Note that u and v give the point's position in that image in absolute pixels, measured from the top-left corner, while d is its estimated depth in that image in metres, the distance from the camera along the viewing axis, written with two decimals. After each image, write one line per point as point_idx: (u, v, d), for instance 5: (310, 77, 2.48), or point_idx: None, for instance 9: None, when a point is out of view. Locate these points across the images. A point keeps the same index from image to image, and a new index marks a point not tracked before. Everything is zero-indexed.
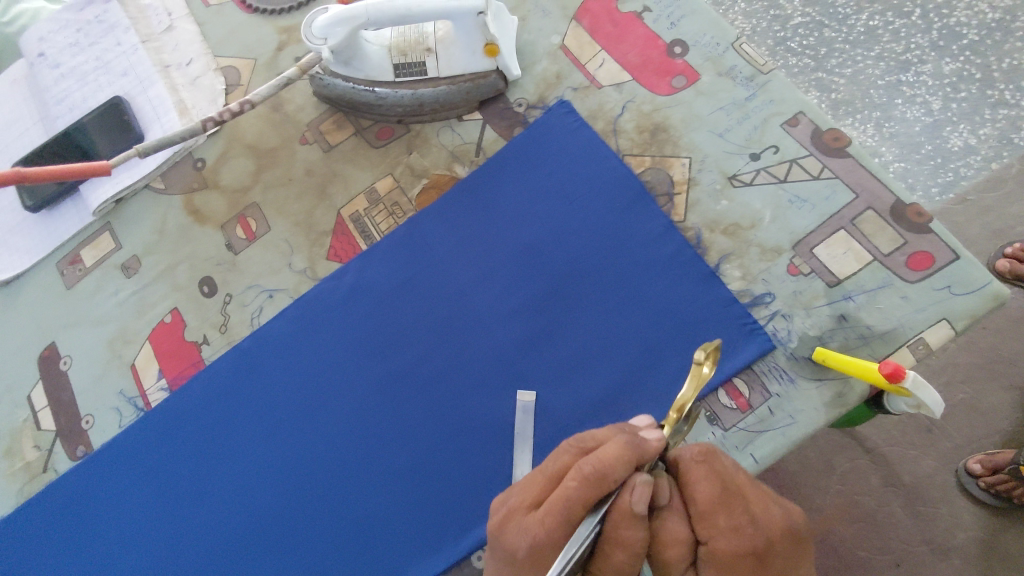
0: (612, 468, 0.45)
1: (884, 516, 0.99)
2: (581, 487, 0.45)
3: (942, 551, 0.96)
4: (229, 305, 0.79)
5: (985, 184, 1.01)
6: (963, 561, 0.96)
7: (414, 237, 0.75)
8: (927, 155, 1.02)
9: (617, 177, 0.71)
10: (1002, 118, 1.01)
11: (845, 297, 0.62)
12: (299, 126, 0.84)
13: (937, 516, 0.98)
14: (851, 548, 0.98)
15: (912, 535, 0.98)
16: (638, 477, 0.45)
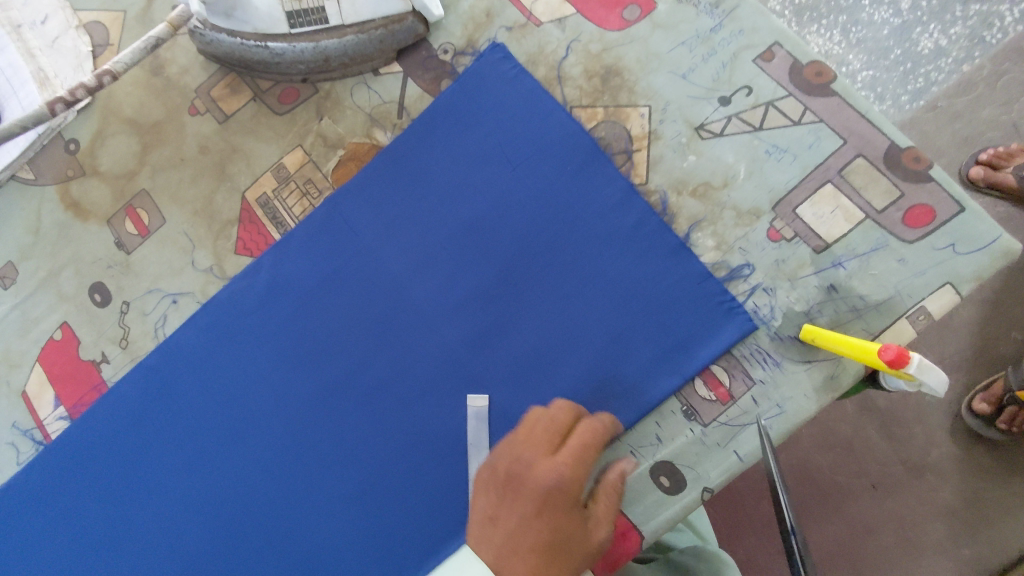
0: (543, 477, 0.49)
1: (859, 441, 0.94)
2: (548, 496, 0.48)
3: (919, 470, 0.92)
4: (127, 315, 0.67)
5: (955, 89, 0.90)
6: (940, 478, 0.91)
7: (333, 221, 0.63)
8: (897, 62, 0.91)
9: (567, 135, 0.60)
10: (973, 14, 0.90)
11: (834, 264, 0.54)
12: (186, 92, 0.70)
13: (913, 437, 0.93)
14: (831, 476, 0.94)
15: (889, 458, 0.93)
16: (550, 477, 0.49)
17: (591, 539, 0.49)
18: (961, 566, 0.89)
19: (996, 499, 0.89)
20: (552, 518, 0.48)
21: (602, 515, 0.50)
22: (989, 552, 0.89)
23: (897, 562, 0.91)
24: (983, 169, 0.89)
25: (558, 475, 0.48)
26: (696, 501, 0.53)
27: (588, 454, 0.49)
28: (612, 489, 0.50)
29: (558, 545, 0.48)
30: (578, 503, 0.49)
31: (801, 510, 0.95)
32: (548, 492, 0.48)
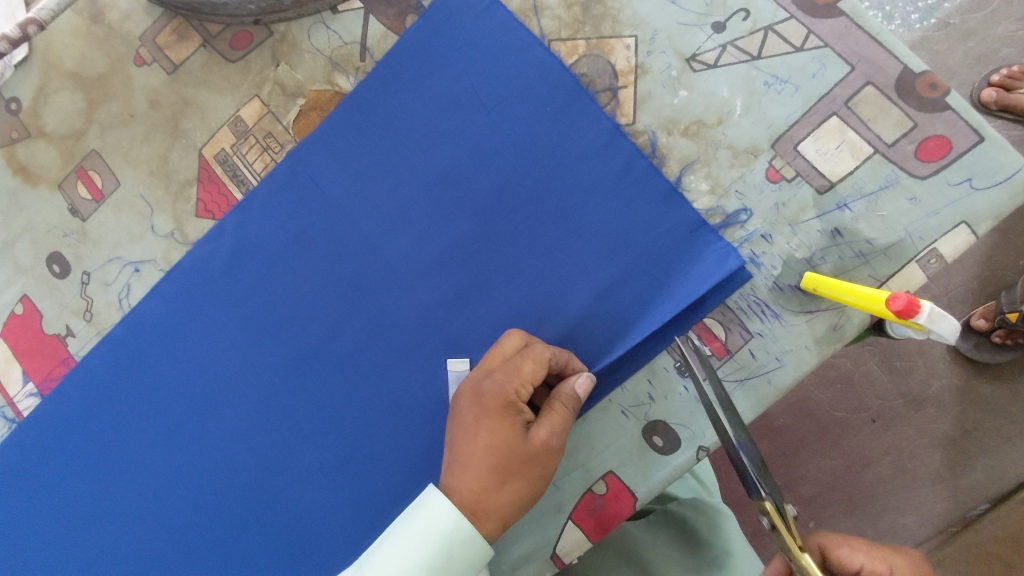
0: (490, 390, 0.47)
1: (860, 375, 0.88)
2: (489, 407, 0.47)
3: (919, 402, 0.86)
4: (89, 286, 0.64)
5: (969, 3, 0.83)
6: (940, 410, 0.86)
7: (298, 176, 0.59)
8: None
9: (546, 72, 0.54)
10: None
11: (839, 205, 0.50)
12: (129, 40, 0.64)
13: (914, 369, 0.87)
14: (829, 411, 0.88)
15: (889, 390, 0.87)
16: (489, 389, 0.47)
17: (533, 444, 0.46)
18: (961, 497, 0.85)
19: (997, 427, 0.84)
20: (490, 425, 0.47)
21: (547, 424, 0.46)
22: (989, 481, 0.84)
23: (897, 495, 0.86)
24: (995, 90, 0.81)
25: (491, 381, 0.47)
26: (691, 460, 0.51)
27: (523, 359, 0.47)
28: (562, 402, 0.47)
29: (496, 450, 0.46)
30: (514, 407, 0.47)
31: (800, 447, 0.89)
32: (481, 397, 0.47)
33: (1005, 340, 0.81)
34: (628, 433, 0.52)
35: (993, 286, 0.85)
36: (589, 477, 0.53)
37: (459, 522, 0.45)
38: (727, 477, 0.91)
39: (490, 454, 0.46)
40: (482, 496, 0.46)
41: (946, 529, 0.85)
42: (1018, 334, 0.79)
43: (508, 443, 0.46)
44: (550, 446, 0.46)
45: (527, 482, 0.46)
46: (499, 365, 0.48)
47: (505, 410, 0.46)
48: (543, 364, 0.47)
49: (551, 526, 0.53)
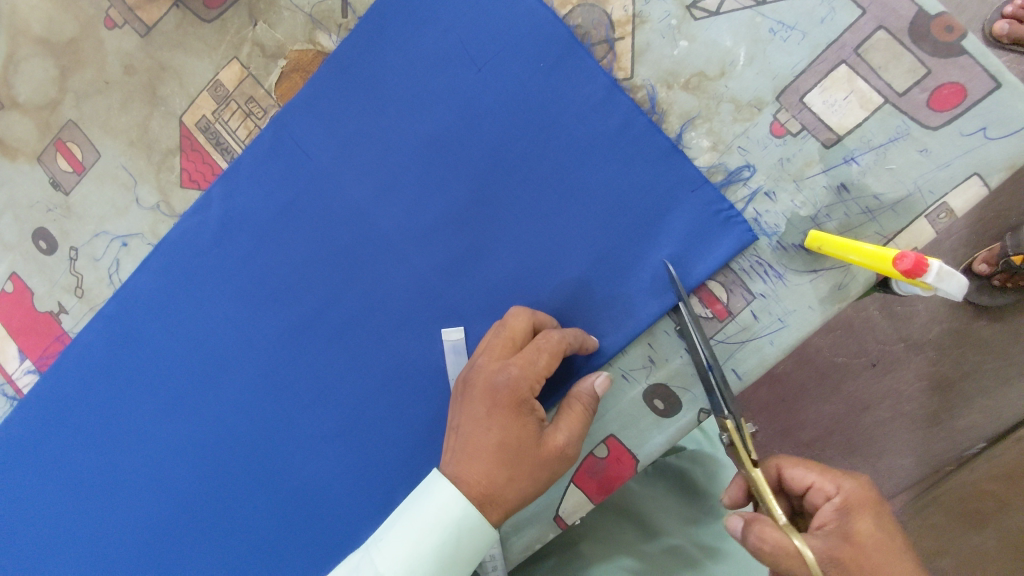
0: (505, 383, 0.46)
1: (860, 321, 0.87)
2: (504, 401, 0.45)
3: (920, 346, 0.86)
4: (77, 262, 0.62)
5: None
6: (941, 353, 0.85)
7: (283, 142, 0.57)
8: None
9: (538, 23, 0.51)
10: None
11: (846, 159, 0.48)
12: (98, 1, 0.60)
13: (915, 315, 0.86)
14: (828, 356, 0.88)
15: (889, 334, 0.86)
16: (503, 382, 0.46)
17: (548, 446, 0.46)
18: (956, 438, 0.85)
19: (995, 367, 0.84)
20: (504, 420, 0.45)
21: (564, 424, 0.46)
22: (984, 420, 0.84)
23: (893, 437, 0.87)
24: (1008, 22, 0.75)
25: (508, 376, 0.46)
26: (692, 423, 0.50)
27: (541, 354, 0.46)
28: (581, 403, 0.47)
29: (508, 447, 0.45)
30: (529, 406, 0.46)
31: (801, 392, 0.90)
32: (496, 392, 0.46)
33: (1006, 284, 0.79)
34: (628, 397, 0.52)
35: (999, 228, 0.82)
36: (590, 441, 0.53)
37: (468, 510, 0.45)
38: None
39: (502, 450, 0.45)
40: (492, 490, 0.45)
41: (941, 468, 0.86)
42: (1019, 279, 0.78)
43: (521, 442, 0.45)
44: (565, 449, 0.46)
45: (537, 482, 0.46)
46: (512, 356, 0.47)
47: (521, 409, 0.46)
48: (559, 357, 0.46)
49: (553, 488, 0.53)
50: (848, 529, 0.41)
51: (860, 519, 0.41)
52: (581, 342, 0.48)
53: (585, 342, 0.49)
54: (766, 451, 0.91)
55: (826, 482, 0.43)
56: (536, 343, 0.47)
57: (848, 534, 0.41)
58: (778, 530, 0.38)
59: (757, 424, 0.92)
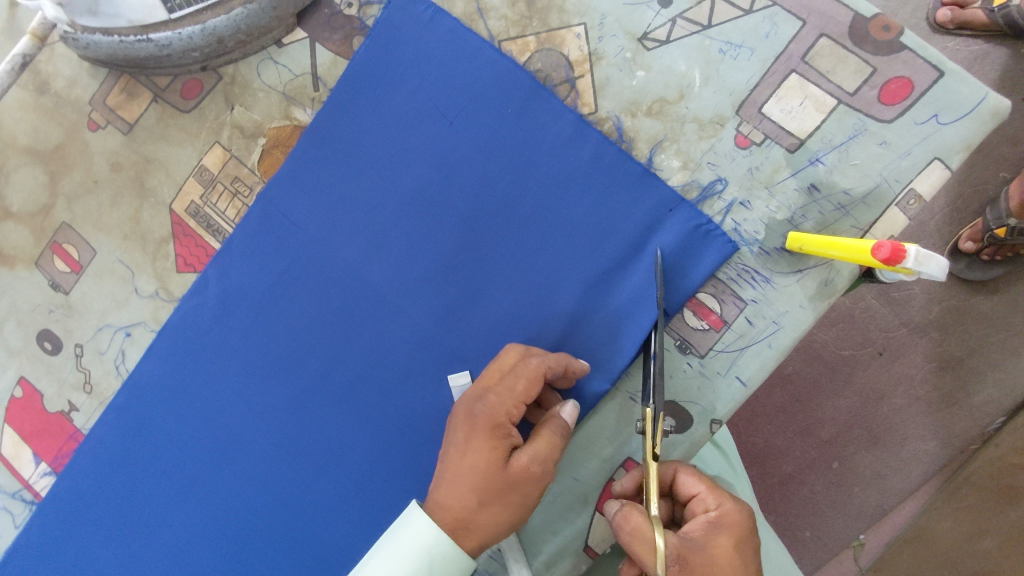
0: (481, 410, 0.46)
1: (859, 310, 0.89)
2: (478, 425, 0.46)
3: (921, 328, 0.87)
4: (83, 358, 0.63)
5: None
6: (942, 332, 0.86)
7: (272, 215, 0.58)
8: None
9: (501, 72, 0.54)
10: None
11: (812, 161, 0.50)
12: (80, 107, 0.63)
13: (912, 298, 0.87)
14: (835, 350, 0.89)
15: (890, 321, 0.88)
16: (479, 409, 0.46)
17: (516, 468, 0.45)
18: (975, 415, 0.86)
19: (1000, 340, 0.85)
20: (478, 445, 0.46)
21: (536, 447, 0.46)
22: (1000, 394, 0.85)
23: (913, 422, 0.87)
24: (949, 9, 0.82)
25: (485, 402, 0.46)
26: (705, 435, 0.51)
27: (519, 379, 0.47)
28: (552, 428, 0.47)
29: (479, 470, 0.45)
30: (505, 430, 0.46)
31: (811, 390, 0.90)
32: (473, 418, 0.46)
33: (995, 257, 0.82)
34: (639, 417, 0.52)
35: (974, 204, 0.85)
36: (608, 467, 0.53)
37: (439, 538, 0.45)
38: (745, 432, 0.92)
39: (473, 474, 0.45)
40: (463, 514, 0.45)
41: (966, 448, 0.86)
42: (1007, 248, 0.80)
43: (491, 463, 0.45)
44: (531, 471, 0.45)
45: (508, 507, 0.45)
46: (494, 385, 0.48)
47: (494, 432, 0.46)
48: (535, 383, 0.47)
49: (577, 519, 0.53)
50: (709, 540, 0.44)
51: (722, 537, 0.44)
52: (565, 368, 0.49)
53: (569, 367, 0.49)
54: (787, 454, 0.90)
55: (710, 497, 0.46)
56: (515, 373, 0.47)
57: (704, 544, 0.43)
58: (644, 520, 0.42)
59: (774, 427, 0.91)
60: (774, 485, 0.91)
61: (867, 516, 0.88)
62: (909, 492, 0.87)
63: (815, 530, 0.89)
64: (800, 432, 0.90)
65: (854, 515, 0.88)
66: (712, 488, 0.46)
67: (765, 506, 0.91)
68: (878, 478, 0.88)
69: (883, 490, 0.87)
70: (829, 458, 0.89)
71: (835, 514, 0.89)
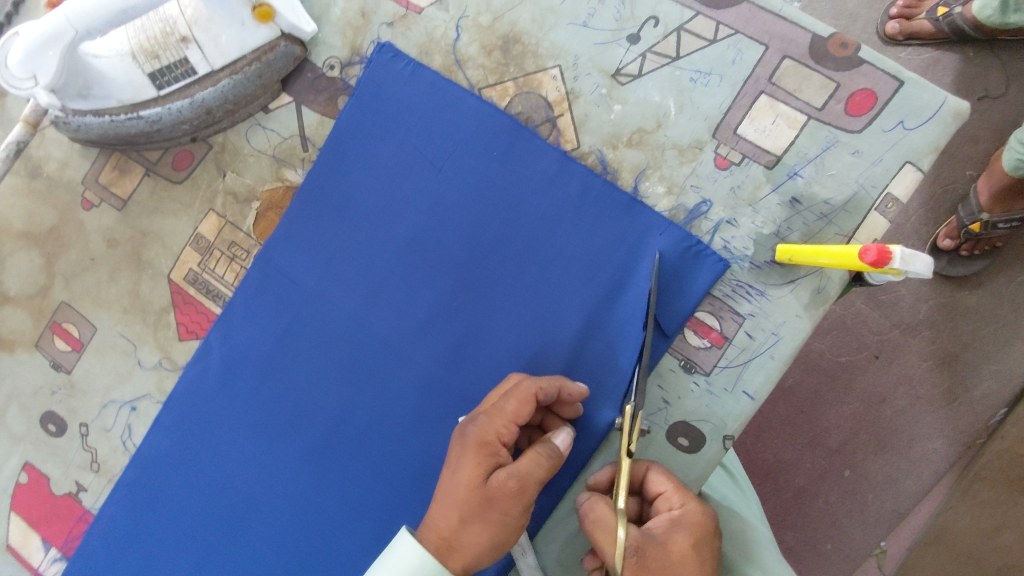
0: (470, 430, 0.47)
1: (850, 315, 0.90)
2: (467, 443, 0.47)
3: (912, 328, 0.89)
4: (89, 436, 0.63)
5: None
6: (933, 329, 0.88)
7: (271, 275, 0.59)
8: None
9: (483, 118, 0.56)
10: None
11: (790, 175, 0.52)
12: (73, 187, 0.64)
13: (899, 299, 0.89)
14: (832, 357, 0.90)
15: (882, 323, 0.89)
16: (469, 429, 0.47)
17: (496, 486, 0.45)
18: (977, 409, 0.87)
19: (990, 332, 0.86)
20: (465, 463, 0.46)
21: (520, 467, 0.45)
22: (998, 386, 0.86)
23: (918, 422, 0.88)
24: (897, 22, 0.87)
25: (477, 423, 0.47)
26: (720, 452, 0.51)
27: (510, 400, 0.47)
28: (543, 450, 0.46)
29: (462, 486, 0.45)
30: (493, 448, 0.46)
31: (813, 399, 0.91)
32: (462, 438, 0.47)
33: (973, 250, 0.85)
34: (652, 441, 0.53)
35: (949, 201, 0.88)
36: None
37: (425, 560, 0.45)
38: (753, 447, 0.92)
39: (458, 492, 0.45)
40: (448, 533, 0.45)
41: (973, 442, 0.87)
42: (984, 242, 0.84)
43: (474, 479, 0.45)
44: (508, 486, 0.44)
45: (489, 526, 0.45)
46: (488, 408, 0.48)
47: (481, 449, 0.46)
48: (525, 404, 0.47)
49: None
50: (669, 537, 0.44)
51: (681, 534, 0.44)
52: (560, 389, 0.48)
53: (563, 389, 0.49)
54: (798, 465, 0.90)
55: (675, 498, 0.46)
56: (509, 396, 0.47)
57: (664, 541, 0.44)
58: (608, 511, 0.44)
59: (782, 441, 0.91)
60: (789, 498, 0.91)
61: (885, 522, 0.88)
62: (924, 492, 0.87)
63: (836, 542, 0.89)
64: (807, 442, 0.90)
65: (872, 522, 0.88)
66: (677, 489, 0.47)
67: (783, 522, 0.91)
68: (891, 481, 0.88)
69: (897, 493, 0.88)
70: (840, 465, 0.89)
71: (853, 524, 0.88)
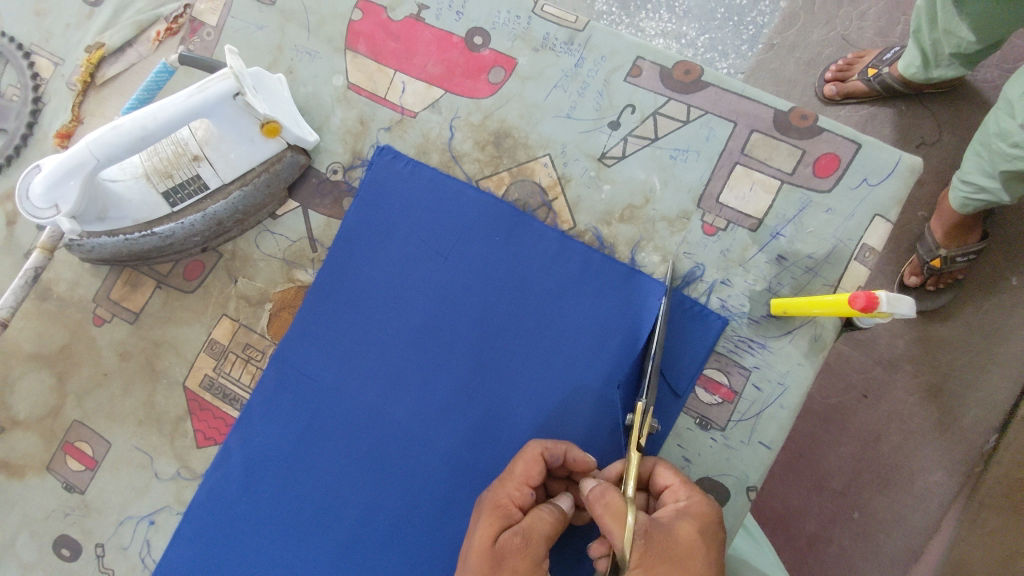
0: (486, 496, 0.49)
1: (835, 359, 0.94)
2: (481, 508, 0.48)
3: (894, 364, 0.92)
4: (105, 557, 0.61)
5: (783, 27, 0.99)
6: (915, 364, 0.92)
7: (287, 372, 0.60)
8: (725, 20, 1.00)
9: (482, 207, 0.60)
10: None
11: (773, 235, 0.56)
12: (84, 305, 0.65)
13: (877, 338, 0.93)
14: (824, 401, 0.93)
15: (866, 363, 0.93)
16: (484, 497, 0.49)
17: (503, 542, 0.45)
18: (971, 438, 0.89)
19: (970, 362, 0.90)
20: (478, 527, 0.47)
21: (526, 521, 0.46)
22: (984, 413, 0.89)
23: (916, 456, 0.90)
24: (834, 84, 0.96)
25: (492, 490, 0.49)
26: (745, 504, 0.53)
27: (519, 461, 0.50)
28: (548, 508, 0.47)
29: (475, 550, 0.46)
30: (507, 510, 0.47)
31: (812, 442, 0.93)
32: (480, 505, 0.49)
33: (938, 285, 0.90)
34: None
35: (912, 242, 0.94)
36: None
37: None
38: (763, 496, 0.94)
39: (472, 557, 0.45)
40: None
41: (973, 472, 0.88)
42: (946, 276, 0.89)
43: (486, 540, 0.46)
44: (514, 541, 0.44)
45: None
46: (501, 477, 0.50)
47: (494, 511, 0.47)
48: (530, 464, 0.49)
49: None
50: (675, 525, 0.43)
51: (687, 523, 0.44)
52: (567, 454, 0.50)
53: (573, 451, 0.50)
54: (808, 512, 0.92)
55: (681, 492, 0.46)
56: (516, 462, 0.50)
57: (670, 528, 0.43)
58: (619, 496, 0.43)
59: (788, 487, 0.93)
60: (803, 546, 0.91)
61: (901, 561, 0.89)
62: (935, 526, 0.88)
63: None
64: (814, 486, 0.92)
65: (889, 562, 0.89)
66: (683, 482, 0.46)
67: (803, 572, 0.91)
68: (899, 519, 0.90)
69: (908, 531, 0.89)
70: (849, 508, 0.91)
71: (870, 566, 0.89)
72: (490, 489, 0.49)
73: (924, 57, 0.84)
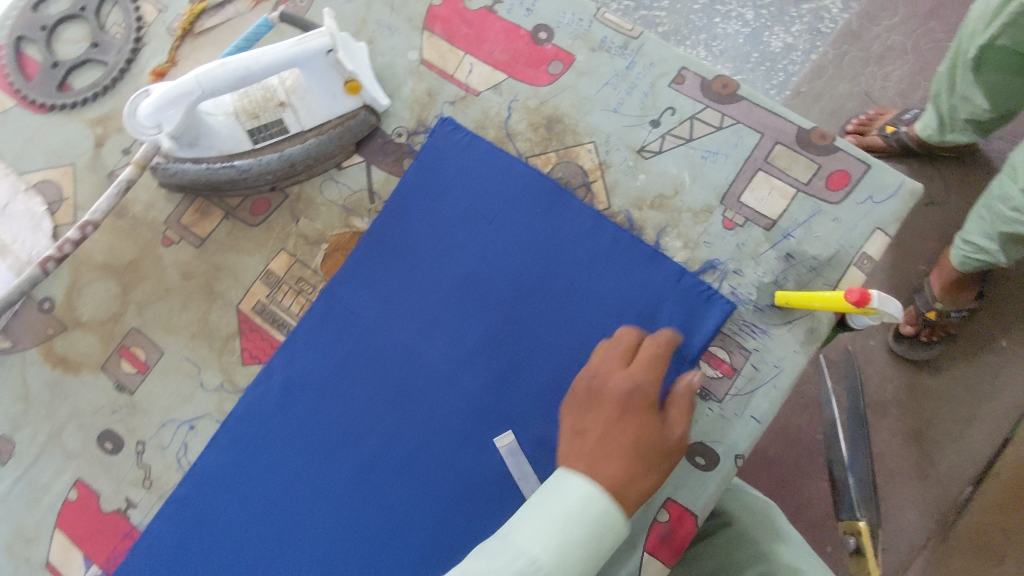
0: (635, 387, 0.52)
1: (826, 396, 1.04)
2: (633, 400, 0.51)
3: (880, 411, 1.01)
4: (145, 454, 0.67)
5: (811, 74, 1.09)
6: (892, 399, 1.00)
7: (334, 308, 0.67)
8: (757, 62, 1.10)
9: (528, 180, 0.67)
10: (806, 12, 1.10)
11: (785, 235, 0.63)
12: (156, 227, 0.72)
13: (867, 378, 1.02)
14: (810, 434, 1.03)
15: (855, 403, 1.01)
16: (630, 386, 0.52)
17: (673, 441, 0.51)
18: (946, 483, 0.96)
19: (952, 414, 0.97)
20: (635, 422, 0.50)
21: (678, 419, 0.52)
22: (960, 463, 0.96)
23: (893, 495, 0.98)
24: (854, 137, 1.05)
25: (637, 381, 0.52)
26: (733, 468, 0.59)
27: (652, 356, 0.53)
28: (683, 397, 0.53)
29: (637, 444, 0.49)
30: (653, 406, 0.51)
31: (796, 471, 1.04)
32: (628, 397, 0.51)
33: (930, 337, 0.97)
34: None
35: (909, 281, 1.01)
36: (652, 508, 0.59)
37: (608, 507, 0.46)
38: None
39: (637, 447, 0.49)
40: (627, 486, 0.48)
41: (946, 516, 0.95)
42: (939, 329, 0.96)
43: (652, 438, 0.50)
44: (678, 442, 0.51)
45: (661, 473, 0.50)
46: (632, 366, 0.53)
47: (650, 408, 0.51)
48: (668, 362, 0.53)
49: (630, 560, 0.58)
50: None
51: None
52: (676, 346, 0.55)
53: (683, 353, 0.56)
54: None
55: None
56: (649, 355, 0.53)
57: None
58: None
59: None
60: None
61: None
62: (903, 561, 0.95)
63: None
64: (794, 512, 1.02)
65: None
66: None
67: None
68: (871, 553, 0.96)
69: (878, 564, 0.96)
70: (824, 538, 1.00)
71: None
72: (631, 378, 0.52)
73: (940, 121, 0.91)
